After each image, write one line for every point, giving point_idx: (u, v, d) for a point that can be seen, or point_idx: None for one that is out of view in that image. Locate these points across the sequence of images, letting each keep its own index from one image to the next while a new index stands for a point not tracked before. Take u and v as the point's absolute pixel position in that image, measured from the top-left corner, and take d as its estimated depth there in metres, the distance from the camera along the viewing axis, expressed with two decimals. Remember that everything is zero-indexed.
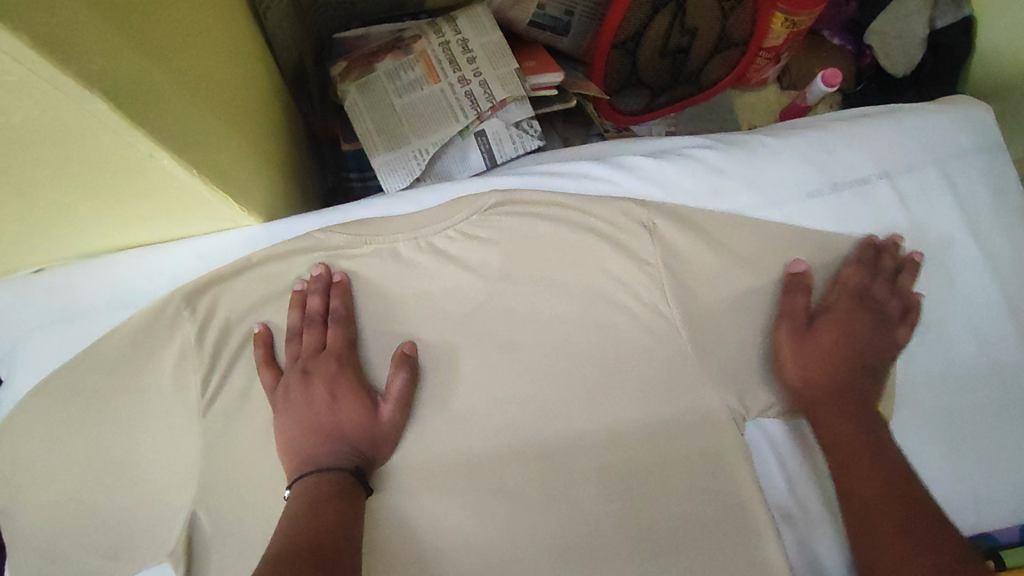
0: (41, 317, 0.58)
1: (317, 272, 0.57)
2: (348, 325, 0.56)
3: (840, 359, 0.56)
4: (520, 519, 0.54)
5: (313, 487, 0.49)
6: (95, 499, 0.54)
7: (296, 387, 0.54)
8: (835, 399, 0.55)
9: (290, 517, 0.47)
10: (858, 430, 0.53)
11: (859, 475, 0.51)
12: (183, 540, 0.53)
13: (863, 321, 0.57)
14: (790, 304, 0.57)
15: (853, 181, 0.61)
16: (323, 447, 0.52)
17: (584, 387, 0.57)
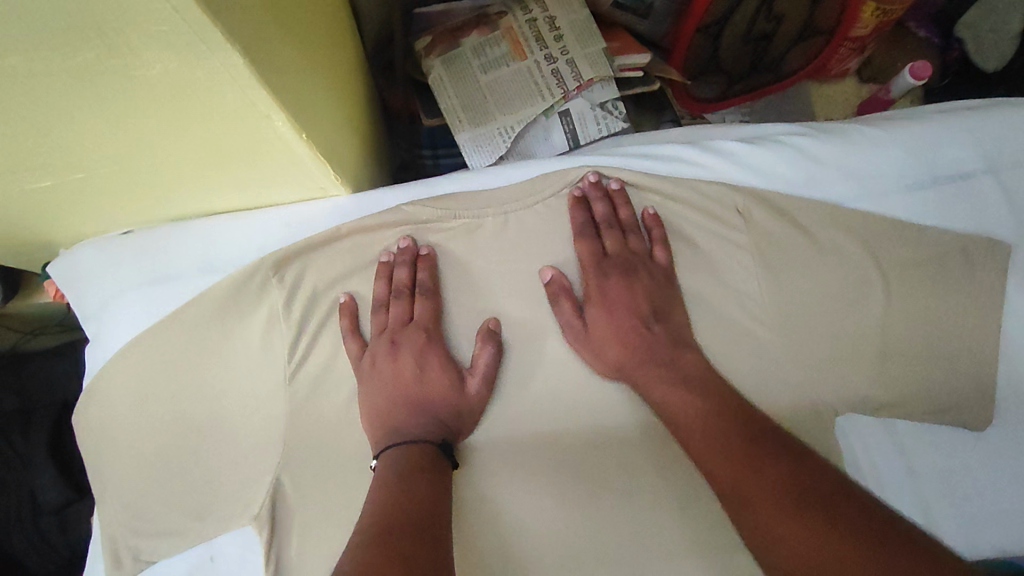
0: (134, 275, 0.59)
1: (405, 245, 0.57)
2: (435, 299, 0.56)
3: (619, 326, 0.55)
4: (600, 501, 0.54)
5: (405, 458, 0.49)
6: (182, 458, 0.55)
7: (381, 358, 0.54)
8: (653, 362, 0.53)
9: (382, 486, 0.48)
10: (702, 400, 0.51)
11: (710, 445, 0.48)
12: (267, 505, 0.53)
13: (616, 278, 0.56)
14: (607, 235, 0.57)
15: (955, 176, 0.59)
16: (412, 420, 0.52)
17: None
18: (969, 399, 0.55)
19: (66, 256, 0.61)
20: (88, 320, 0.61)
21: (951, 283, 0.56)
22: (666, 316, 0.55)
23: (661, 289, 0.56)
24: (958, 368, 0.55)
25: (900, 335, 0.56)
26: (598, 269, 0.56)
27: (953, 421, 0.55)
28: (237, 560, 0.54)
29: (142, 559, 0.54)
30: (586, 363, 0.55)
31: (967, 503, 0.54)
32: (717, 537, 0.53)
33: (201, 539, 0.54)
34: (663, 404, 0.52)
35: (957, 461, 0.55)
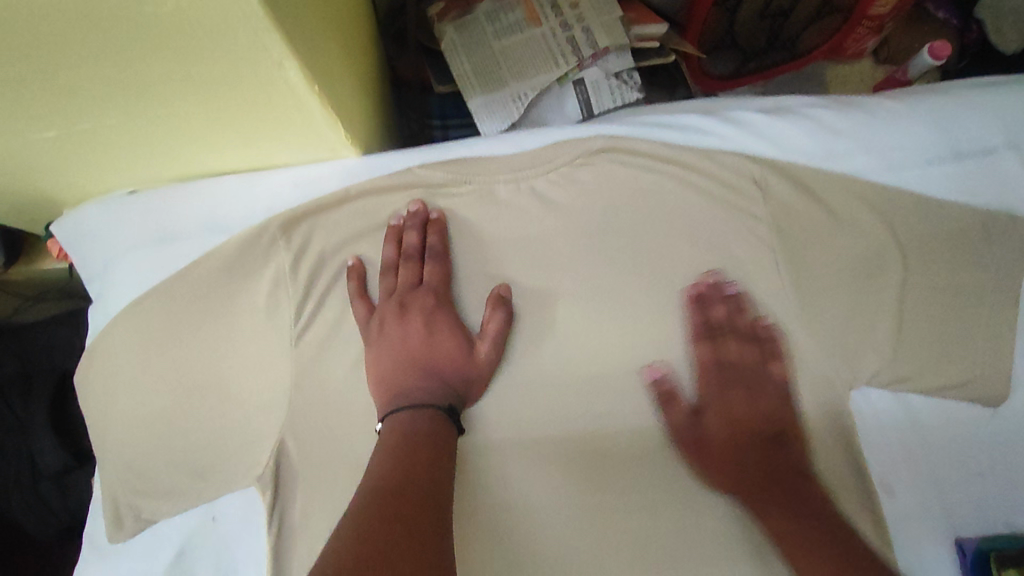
0: (138, 235, 0.58)
1: (415, 209, 0.56)
2: (444, 264, 0.55)
3: (739, 422, 0.55)
4: (605, 470, 0.54)
5: (411, 420, 0.48)
6: (185, 420, 0.54)
7: (390, 321, 0.53)
8: (756, 457, 0.53)
9: (386, 452, 0.46)
10: (784, 503, 0.50)
11: (789, 528, 0.49)
12: (271, 466, 0.53)
13: (738, 393, 0.55)
14: (727, 340, 0.55)
15: (977, 150, 0.58)
16: (418, 382, 0.51)
17: (678, 341, 0.56)
18: (985, 374, 0.54)
19: (70, 214, 0.60)
20: (91, 279, 0.60)
21: (968, 258, 0.56)
22: (787, 431, 0.54)
23: (783, 400, 0.55)
24: (975, 344, 0.54)
25: (916, 310, 0.55)
26: (717, 377, 0.55)
27: (967, 397, 0.54)
28: (240, 521, 0.53)
29: (142, 518, 0.53)
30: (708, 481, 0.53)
31: (980, 479, 0.53)
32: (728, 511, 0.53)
33: (203, 500, 0.53)
34: (774, 526, 0.50)
35: (970, 436, 0.54)
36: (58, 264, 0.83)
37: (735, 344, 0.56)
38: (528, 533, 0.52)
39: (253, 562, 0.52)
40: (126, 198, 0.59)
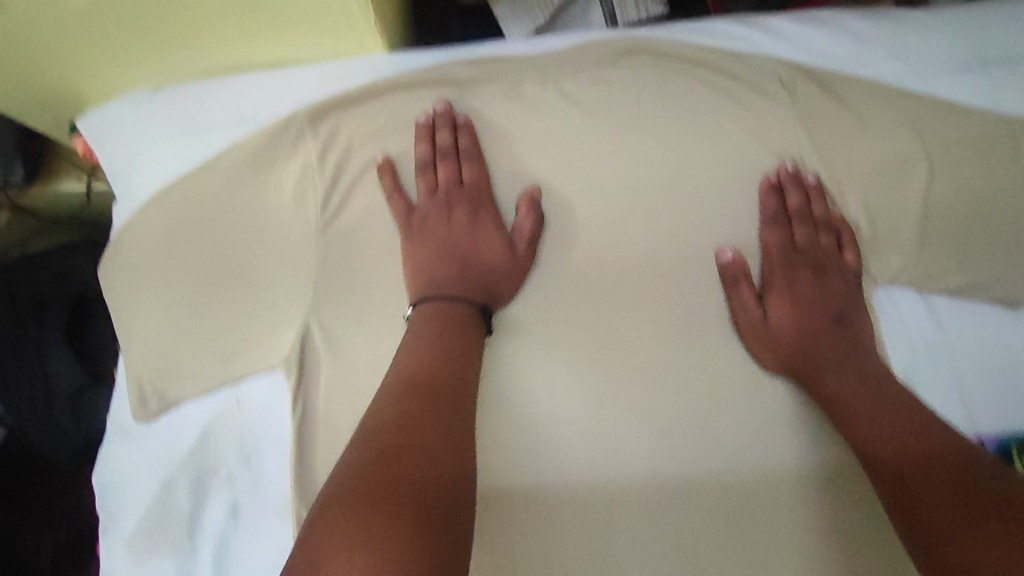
0: (165, 128, 0.58)
1: (440, 109, 0.56)
2: (483, 167, 0.55)
3: (803, 308, 0.54)
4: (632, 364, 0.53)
5: (447, 312, 0.50)
6: (213, 305, 0.54)
7: (404, 216, 0.54)
8: (832, 338, 0.52)
9: (423, 343, 0.48)
10: (861, 381, 0.50)
11: (859, 401, 0.49)
12: (297, 349, 0.53)
13: (802, 275, 0.54)
14: (799, 228, 0.55)
15: (1006, 60, 0.58)
16: (451, 273, 0.52)
17: (706, 239, 0.55)
18: (1006, 277, 0.54)
19: (94, 111, 0.60)
20: (114, 174, 0.60)
21: (1000, 162, 0.55)
22: (852, 317, 0.54)
23: (849, 292, 0.54)
24: (1000, 247, 0.55)
25: (943, 212, 0.55)
26: (785, 260, 0.55)
27: (988, 298, 0.55)
28: (266, 404, 0.54)
29: (169, 398, 0.54)
30: (764, 366, 0.53)
31: (1000, 379, 0.54)
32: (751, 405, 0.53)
33: (230, 381, 0.54)
34: (840, 398, 0.50)
35: (993, 338, 0.54)
36: (76, 184, 0.83)
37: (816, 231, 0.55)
38: (554, 421, 0.53)
39: (274, 442, 0.53)
40: (155, 93, 0.59)
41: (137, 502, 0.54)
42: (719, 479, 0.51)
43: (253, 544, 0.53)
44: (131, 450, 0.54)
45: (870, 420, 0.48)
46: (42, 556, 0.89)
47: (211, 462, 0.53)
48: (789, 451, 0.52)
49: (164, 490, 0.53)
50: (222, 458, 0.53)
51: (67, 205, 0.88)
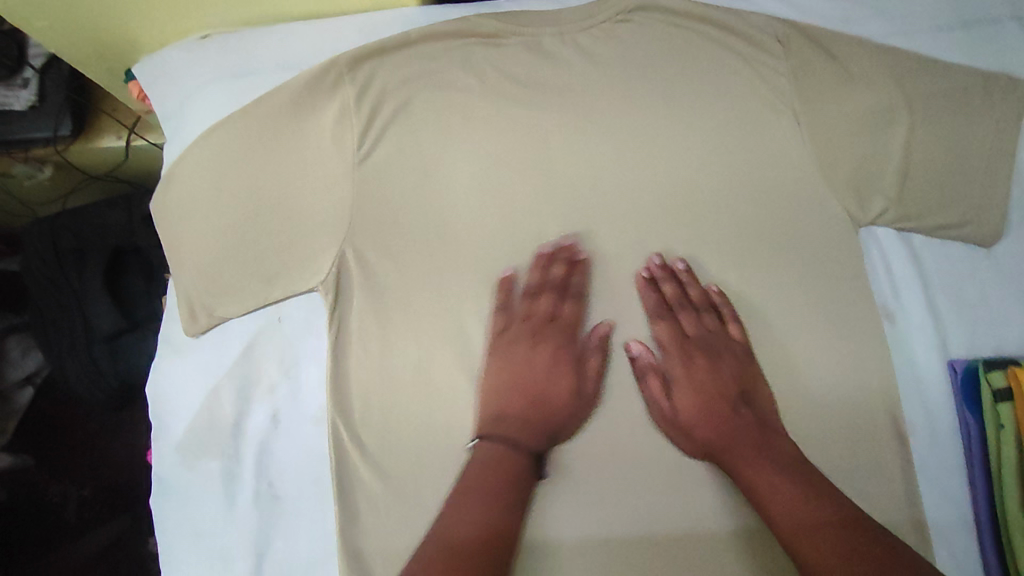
0: (214, 72, 0.63)
1: (568, 245, 0.59)
2: (581, 302, 0.58)
3: (671, 410, 0.56)
4: (633, 295, 0.59)
5: (499, 456, 0.53)
6: (256, 233, 0.59)
7: (554, 340, 0.58)
8: (739, 430, 0.54)
9: (488, 475, 0.52)
10: (782, 468, 0.51)
11: (776, 494, 0.50)
12: (334, 272, 0.58)
13: (658, 346, 0.58)
14: (660, 320, 0.58)
15: (983, 21, 0.64)
16: (522, 414, 0.55)
17: (706, 180, 0.60)
18: (978, 217, 0.60)
19: (149, 58, 0.66)
20: (165, 116, 0.65)
21: (972, 113, 0.61)
22: (752, 393, 0.56)
23: (742, 364, 0.57)
24: (972, 190, 0.60)
25: (923, 158, 0.60)
26: (669, 344, 0.58)
27: (964, 236, 0.60)
28: (303, 323, 0.58)
29: (214, 315, 0.58)
30: (675, 444, 0.55)
31: (972, 308, 0.59)
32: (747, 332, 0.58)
33: (270, 301, 0.58)
34: (752, 487, 0.51)
35: (966, 271, 0.60)
36: (116, 141, 0.88)
37: (675, 289, 0.58)
38: (561, 344, 0.58)
39: (315, 356, 0.58)
40: (206, 42, 0.65)
41: (186, 411, 0.58)
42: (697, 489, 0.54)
43: (292, 450, 0.56)
44: (181, 363, 0.59)
45: (772, 490, 0.50)
46: (67, 506, 1.02)
47: (255, 373, 0.57)
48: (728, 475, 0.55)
49: (212, 398, 0.57)
50: (266, 370, 0.57)
51: (116, 164, 0.94)
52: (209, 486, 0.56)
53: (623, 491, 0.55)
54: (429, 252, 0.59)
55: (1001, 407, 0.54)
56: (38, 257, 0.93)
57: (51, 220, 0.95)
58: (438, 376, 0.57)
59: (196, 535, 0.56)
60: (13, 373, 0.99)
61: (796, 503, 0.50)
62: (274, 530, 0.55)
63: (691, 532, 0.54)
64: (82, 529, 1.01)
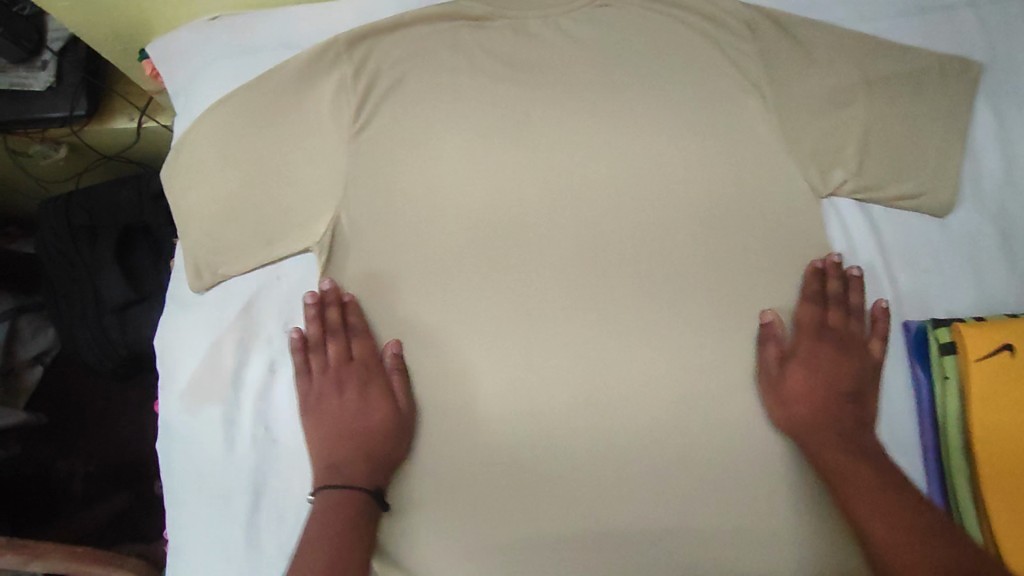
0: (223, 50, 0.68)
1: (328, 288, 0.60)
2: (369, 339, 0.60)
3: (820, 396, 0.58)
4: (613, 260, 0.62)
5: (339, 502, 0.54)
6: (257, 197, 0.63)
7: (355, 385, 0.60)
8: (845, 417, 0.57)
9: (339, 521, 0.53)
10: (858, 458, 0.55)
11: (859, 480, 0.53)
12: (328, 234, 0.62)
13: (830, 348, 0.60)
14: (833, 311, 0.60)
15: (939, 8, 0.69)
16: (348, 454, 0.57)
17: (679, 154, 0.64)
18: (935, 189, 0.64)
19: (161, 38, 0.70)
20: (178, 93, 0.70)
21: (929, 91, 0.65)
22: (862, 396, 0.58)
23: (866, 374, 0.59)
24: (930, 163, 0.64)
25: (881, 134, 0.64)
26: (817, 335, 0.60)
27: (920, 207, 0.64)
28: (300, 282, 0.63)
29: (218, 274, 0.62)
30: (770, 418, 0.59)
31: (925, 274, 0.63)
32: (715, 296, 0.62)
33: (270, 261, 0.62)
34: (836, 472, 0.55)
35: (921, 240, 0.64)
36: (127, 122, 0.94)
37: (824, 286, 0.61)
38: (542, 305, 0.61)
39: None
40: (215, 22, 0.69)
41: (190, 362, 0.62)
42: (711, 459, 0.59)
43: (289, 397, 0.61)
44: (187, 316, 0.63)
45: (853, 474, 0.54)
46: (74, 481, 1.03)
47: (256, 326, 0.62)
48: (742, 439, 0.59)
49: (215, 348, 0.61)
50: (266, 323, 0.62)
51: (129, 146, 1.00)
52: (210, 429, 0.60)
53: (596, 439, 0.59)
54: (420, 218, 0.63)
55: (944, 360, 0.57)
56: (52, 233, 0.98)
57: (66, 199, 1.00)
58: (425, 331, 0.61)
59: (198, 475, 0.60)
60: (24, 351, 1.03)
61: (866, 491, 0.53)
62: (271, 471, 0.59)
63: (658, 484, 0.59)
64: (88, 502, 1.01)
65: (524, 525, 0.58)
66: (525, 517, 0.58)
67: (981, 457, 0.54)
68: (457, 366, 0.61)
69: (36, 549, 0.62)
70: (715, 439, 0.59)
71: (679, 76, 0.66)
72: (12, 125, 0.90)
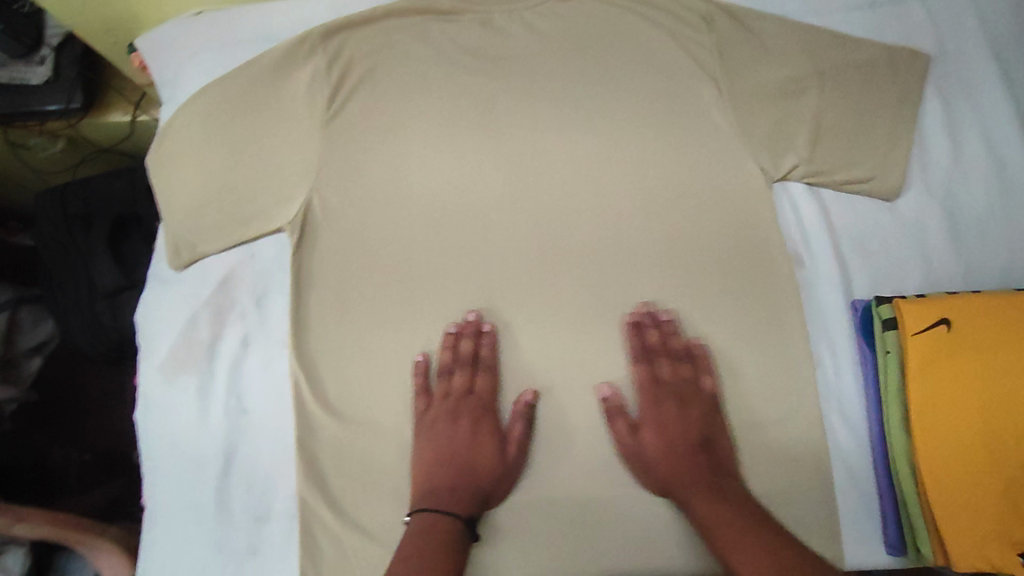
0: (205, 43, 0.72)
1: (472, 318, 0.63)
2: (493, 373, 0.62)
3: (671, 452, 0.59)
4: (572, 243, 0.65)
5: (435, 524, 0.54)
6: (234, 179, 0.66)
7: (479, 420, 0.61)
8: (699, 466, 0.58)
9: (428, 542, 0.53)
10: (725, 506, 0.55)
11: (727, 530, 0.53)
12: (300, 214, 0.65)
13: (671, 404, 0.60)
14: (659, 362, 0.62)
15: (888, 2, 0.72)
16: (448, 479, 0.58)
17: (636, 141, 0.67)
18: (884, 173, 0.66)
19: (149, 32, 0.74)
20: (162, 83, 0.74)
21: (878, 81, 0.68)
22: (713, 443, 0.59)
23: (708, 418, 0.60)
24: (879, 149, 0.66)
25: (831, 122, 0.67)
26: (651, 391, 0.61)
27: (869, 191, 0.66)
28: (273, 260, 0.65)
29: (195, 252, 0.65)
30: (637, 479, 0.60)
31: (873, 255, 0.65)
32: (670, 278, 0.65)
33: (244, 240, 0.65)
34: (705, 522, 0.55)
35: (869, 222, 0.66)
36: (122, 117, 0.98)
37: (655, 336, 0.62)
38: (504, 285, 0.64)
39: (281, 287, 0.64)
40: (199, 18, 0.73)
41: (165, 336, 0.64)
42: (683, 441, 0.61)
43: (258, 371, 0.63)
44: (166, 291, 0.66)
45: (718, 523, 0.54)
46: (71, 468, 1.07)
47: (230, 302, 0.64)
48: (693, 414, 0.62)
49: (189, 322, 0.64)
50: (238, 299, 0.64)
51: (124, 139, 1.04)
52: (183, 399, 0.63)
53: (553, 412, 0.62)
54: (388, 200, 0.66)
55: (885, 334, 0.58)
56: (49, 225, 1.01)
57: (61, 190, 1.05)
58: (392, 308, 0.64)
59: (170, 443, 0.62)
60: (25, 341, 1.05)
61: (737, 539, 0.52)
62: (240, 439, 0.62)
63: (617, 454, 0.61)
64: (81, 490, 1.05)
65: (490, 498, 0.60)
66: (501, 508, 0.60)
67: (917, 426, 0.56)
68: (421, 341, 0.63)
69: (19, 513, 0.66)
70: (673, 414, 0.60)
71: (636, 68, 0.69)
72: (12, 118, 0.94)
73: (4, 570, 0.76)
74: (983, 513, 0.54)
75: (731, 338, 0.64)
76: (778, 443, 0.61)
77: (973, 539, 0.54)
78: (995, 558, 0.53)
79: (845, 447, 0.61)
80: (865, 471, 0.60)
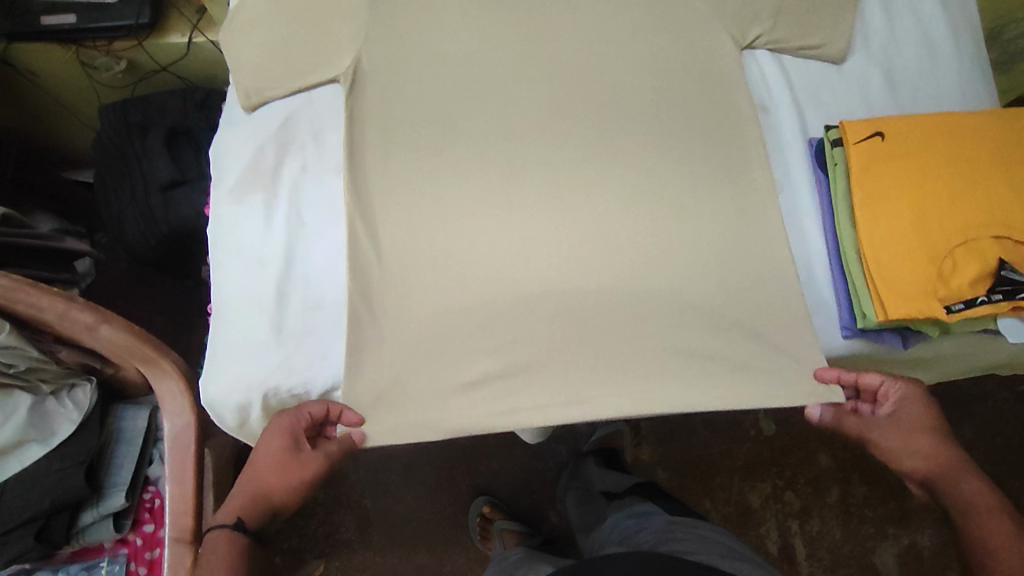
0: None
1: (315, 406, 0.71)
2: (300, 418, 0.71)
3: (923, 446, 0.73)
4: (574, 99, 0.78)
5: (214, 538, 0.70)
6: (292, 40, 0.78)
7: (282, 441, 0.70)
8: (948, 462, 0.72)
9: (217, 560, 0.69)
10: (970, 497, 0.70)
11: (976, 516, 0.69)
12: (350, 67, 0.77)
13: (921, 417, 0.74)
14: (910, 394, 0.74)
15: None
16: (240, 499, 0.72)
17: (628, 21, 0.81)
18: (836, 43, 0.80)
19: None
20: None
21: None
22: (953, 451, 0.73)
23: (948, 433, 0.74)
24: (832, 24, 0.80)
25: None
26: (908, 405, 0.74)
27: (822, 57, 0.80)
28: (329, 105, 0.78)
29: (263, 98, 0.78)
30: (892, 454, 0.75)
31: (824, 105, 0.79)
32: (653, 127, 0.78)
33: (305, 88, 0.78)
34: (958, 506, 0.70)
35: (821, 80, 0.80)
36: (179, 39, 1.12)
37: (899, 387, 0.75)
38: (517, 129, 0.77)
39: (335, 126, 0.78)
40: None
41: (236, 167, 0.77)
42: (661, 250, 0.74)
43: (315, 190, 0.76)
44: (236, 133, 0.79)
45: (968, 507, 0.69)
46: None
47: (290, 135, 0.78)
48: (670, 231, 0.74)
49: (257, 152, 0.76)
50: (300, 134, 0.78)
51: (180, 59, 1.18)
52: (251, 212, 0.75)
53: (559, 231, 0.74)
54: (423, 63, 0.78)
55: (833, 151, 0.74)
56: (108, 124, 1.15)
57: (121, 102, 1.17)
58: (427, 147, 0.76)
59: (239, 249, 0.75)
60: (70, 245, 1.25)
61: (989, 529, 0.67)
62: (300, 243, 0.75)
63: (611, 262, 0.74)
64: None
65: (503, 294, 0.73)
66: (473, 318, 0.72)
67: (858, 212, 0.70)
68: (453, 173, 0.76)
69: (107, 316, 0.81)
70: (649, 229, 0.74)
71: None
72: (86, 32, 1.09)
73: (77, 400, 0.89)
74: (911, 273, 0.68)
75: (709, 170, 0.76)
76: (745, 249, 0.74)
77: (904, 295, 0.67)
78: (925, 308, 0.67)
79: (804, 246, 0.75)
80: (818, 265, 0.75)
